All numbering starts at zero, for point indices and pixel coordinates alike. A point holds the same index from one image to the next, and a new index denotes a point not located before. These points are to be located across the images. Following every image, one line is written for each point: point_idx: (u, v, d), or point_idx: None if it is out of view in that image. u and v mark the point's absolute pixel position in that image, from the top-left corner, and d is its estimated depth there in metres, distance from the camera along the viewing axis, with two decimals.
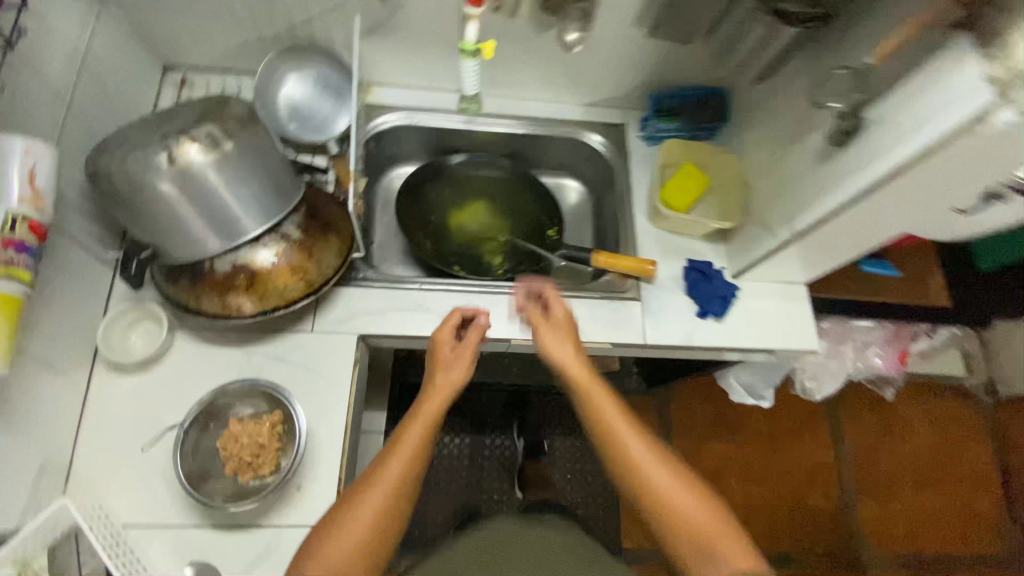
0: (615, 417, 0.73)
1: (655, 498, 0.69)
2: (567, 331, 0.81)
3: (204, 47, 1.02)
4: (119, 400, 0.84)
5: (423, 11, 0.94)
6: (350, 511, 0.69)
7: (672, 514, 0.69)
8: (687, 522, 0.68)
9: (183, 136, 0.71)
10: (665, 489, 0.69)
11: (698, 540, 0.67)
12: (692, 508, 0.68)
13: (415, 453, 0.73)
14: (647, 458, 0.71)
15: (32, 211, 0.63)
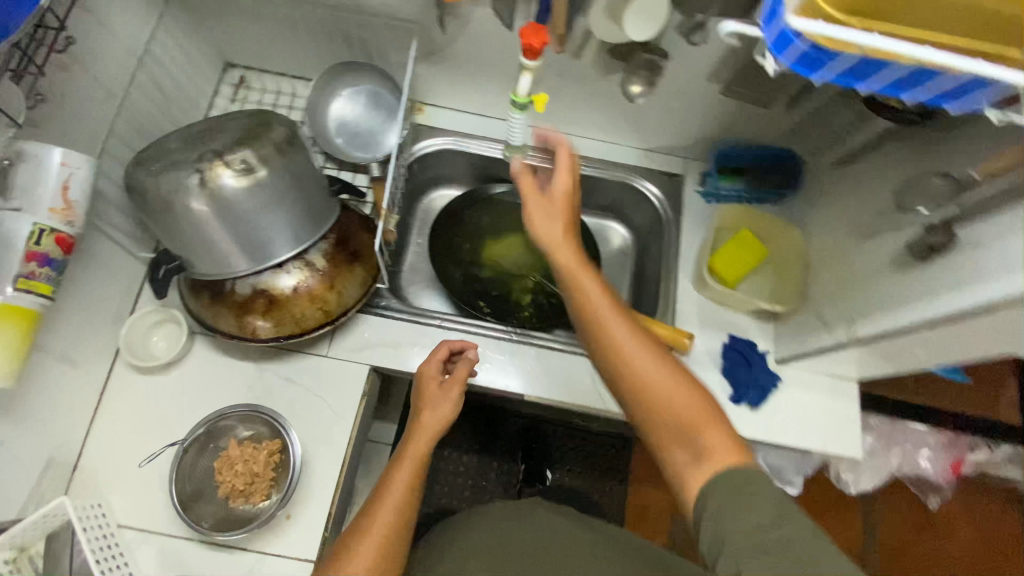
0: (606, 306, 0.64)
1: (642, 379, 0.60)
2: (563, 206, 0.71)
3: (263, 50, 1.01)
4: (131, 399, 0.85)
5: (483, 41, 0.89)
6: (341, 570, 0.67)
7: (664, 411, 0.58)
8: (682, 422, 0.57)
9: (217, 160, 0.70)
10: (652, 380, 0.60)
11: (692, 452, 0.56)
12: (675, 396, 0.58)
13: (401, 499, 0.72)
14: (629, 339, 0.62)
15: (60, 223, 0.64)
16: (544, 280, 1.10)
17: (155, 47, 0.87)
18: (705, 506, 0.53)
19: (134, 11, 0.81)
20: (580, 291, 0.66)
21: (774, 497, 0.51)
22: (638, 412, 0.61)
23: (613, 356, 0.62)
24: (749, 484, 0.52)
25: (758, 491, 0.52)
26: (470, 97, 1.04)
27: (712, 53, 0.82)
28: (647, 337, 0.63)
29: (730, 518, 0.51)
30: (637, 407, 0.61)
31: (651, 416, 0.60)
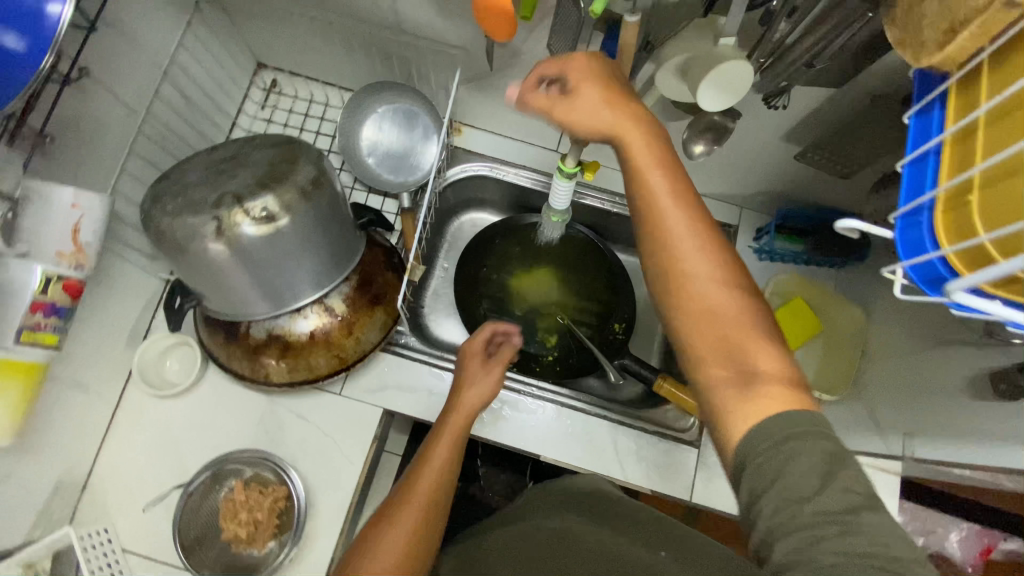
0: (671, 202, 0.54)
1: (696, 290, 0.52)
2: (607, 91, 0.56)
3: (296, 56, 0.95)
4: (140, 424, 0.83)
5: (533, 74, 0.81)
6: (377, 546, 0.66)
7: (719, 325, 0.51)
8: (733, 340, 0.50)
9: (237, 206, 0.65)
10: (707, 290, 0.52)
11: (737, 372, 0.48)
12: (724, 309, 0.51)
13: (437, 477, 0.72)
14: (691, 237, 0.53)
15: (69, 269, 0.60)
16: (575, 324, 1.02)
17: (182, 55, 0.81)
18: (752, 437, 0.45)
19: (160, 18, 0.75)
20: (644, 178, 0.55)
21: (827, 440, 0.43)
22: (684, 324, 0.53)
23: (671, 263, 0.53)
24: (802, 419, 0.44)
25: (808, 432, 0.43)
26: (513, 123, 0.96)
27: (791, 118, 0.72)
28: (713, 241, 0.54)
29: (768, 458, 0.43)
30: (682, 316, 0.53)
31: (700, 330, 0.52)
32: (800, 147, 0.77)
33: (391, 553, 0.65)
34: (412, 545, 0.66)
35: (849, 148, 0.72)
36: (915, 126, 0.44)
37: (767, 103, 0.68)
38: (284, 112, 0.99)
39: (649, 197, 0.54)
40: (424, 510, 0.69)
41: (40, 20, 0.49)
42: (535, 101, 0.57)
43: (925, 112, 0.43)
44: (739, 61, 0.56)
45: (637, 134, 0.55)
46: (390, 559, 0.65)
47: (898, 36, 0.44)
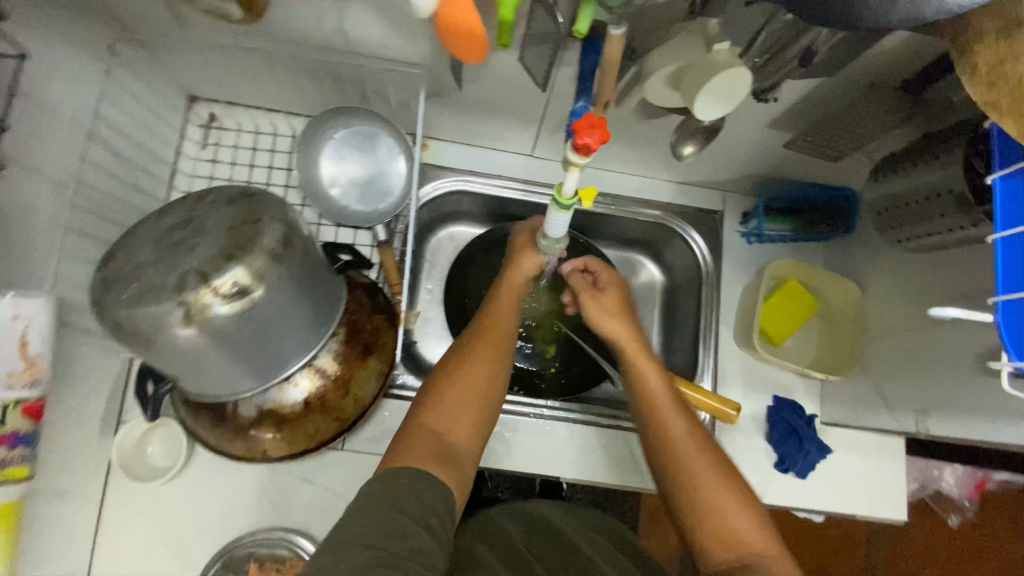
0: (660, 395, 0.68)
1: (698, 487, 0.60)
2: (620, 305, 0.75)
3: (233, 86, 0.85)
4: (133, 519, 0.76)
5: (503, 85, 0.75)
6: (461, 375, 0.63)
7: (720, 512, 0.59)
8: (730, 526, 0.58)
9: (203, 285, 0.58)
10: (707, 488, 0.60)
11: (734, 558, 0.57)
12: (730, 509, 0.59)
13: (509, 319, 0.70)
14: (684, 425, 0.65)
15: (25, 390, 0.53)
16: (571, 331, 0.97)
17: (106, 110, 0.71)
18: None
19: (71, 73, 0.65)
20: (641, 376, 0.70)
21: None
22: (697, 518, 0.60)
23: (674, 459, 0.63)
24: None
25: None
26: (483, 132, 0.90)
27: (782, 109, 0.69)
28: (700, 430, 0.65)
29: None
30: (688, 513, 0.60)
31: (703, 517, 0.59)
32: (790, 135, 0.74)
33: (475, 382, 0.63)
34: (495, 381, 0.64)
35: (843, 132, 0.69)
36: (999, 189, 0.51)
37: (758, 98, 0.64)
38: (230, 148, 0.90)
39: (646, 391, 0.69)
40: (501, 347, 0.67)
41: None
42: (577, 283, 0.78)
43: (1012, 176, 0.50)
44: (735, 67, 0.53)
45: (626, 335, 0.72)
46: (479, 385, 0.63)
47: (987, 97, 0.46)
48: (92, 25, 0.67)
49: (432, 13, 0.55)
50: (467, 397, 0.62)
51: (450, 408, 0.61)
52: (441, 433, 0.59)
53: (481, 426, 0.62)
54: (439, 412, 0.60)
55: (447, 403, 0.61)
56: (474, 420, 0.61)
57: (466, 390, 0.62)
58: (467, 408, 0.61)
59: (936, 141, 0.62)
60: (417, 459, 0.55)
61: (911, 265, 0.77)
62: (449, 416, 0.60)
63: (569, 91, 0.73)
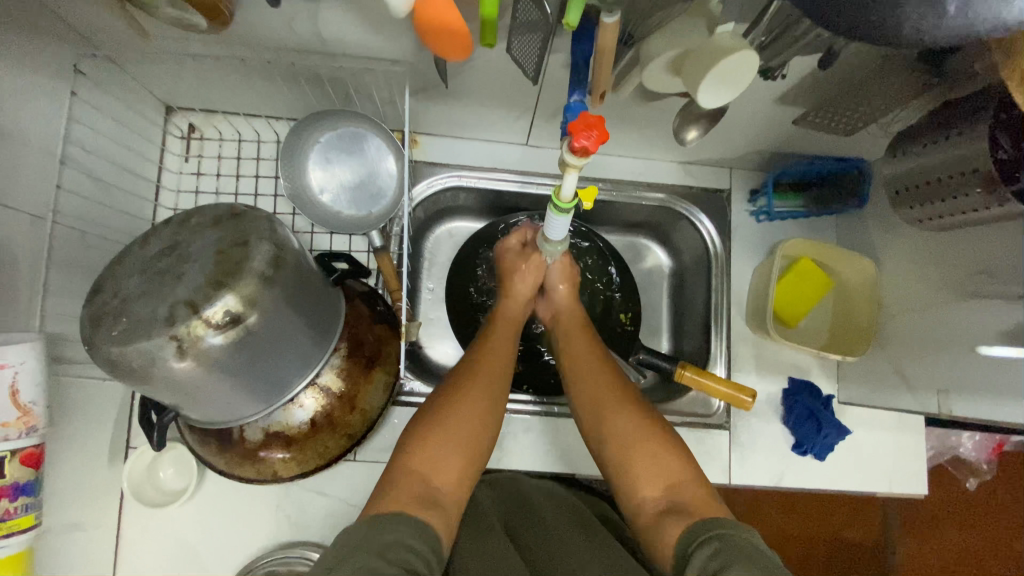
0: (589, 363, 0.72)
1: (623, 446, 0.63)
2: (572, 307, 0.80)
3: (210, 94, 0.81)
4: (151, 543, 0.76)
5: (491, 78, 0.71)
6: (446, 421, 0.61)
7: (647, 460, 0.61)
8: (660, 465, 0.61)
9: (194, 316, 0.56)
10: (635, 444, 0.62)
11: (665, 499, 0.59)
12: (656, 453, 0.61)
13: (501, 356, 0.70)
14: (616, 383, 0.69)
15: (21, 439, 0.52)
16: None
17: (78, 133, 0.68)
18: (689, 548, 0.52)
19: (37, 99, 0.62)
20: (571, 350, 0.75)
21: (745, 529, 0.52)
22: (627, 467, 0.62)
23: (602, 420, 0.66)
24: (726, 528, 0.52)
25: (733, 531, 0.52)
26: (474, 124, 0.86)
27: (789, 86, 0.65)
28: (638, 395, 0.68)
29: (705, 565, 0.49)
30: (620, 468, 0.63)
31: (634, 461, 0.62)
32: (800, 111, 0.70)
33: (467, 419, 0.62)
34: (483, 421, 0.63)
35: (856, 106, 0.65)
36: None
37: (765, 75, 0.60)
38: (213, 159, 0.87)
39: (577, 361, 0.73)
40: (486, 391, 0.65)
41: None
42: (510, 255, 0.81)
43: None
44: (744, 51, 0.49)
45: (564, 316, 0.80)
46: (466, 427, 0.61)
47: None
48: (54, 44, 0.63)
49: (408, 10, 0.51)
50: (452, 441, 0.60)
51: (435, 448, 0.59)
52: (427, 476, 0.57)
53: (467, 472, 0.60)
54: (423, 458, 0.58)
55: (432, 448, 0.59)
56: (458, 466, 0.59)
57: (452, 433, 0.60)
58: (449, 445, 0.60)
59: (954, 120, 0.59)
60: (400, 503, 0.53)
61: (929, 239, 0.74)
62: (433, 459, 0.59)
63: (562, 78, 0.69)
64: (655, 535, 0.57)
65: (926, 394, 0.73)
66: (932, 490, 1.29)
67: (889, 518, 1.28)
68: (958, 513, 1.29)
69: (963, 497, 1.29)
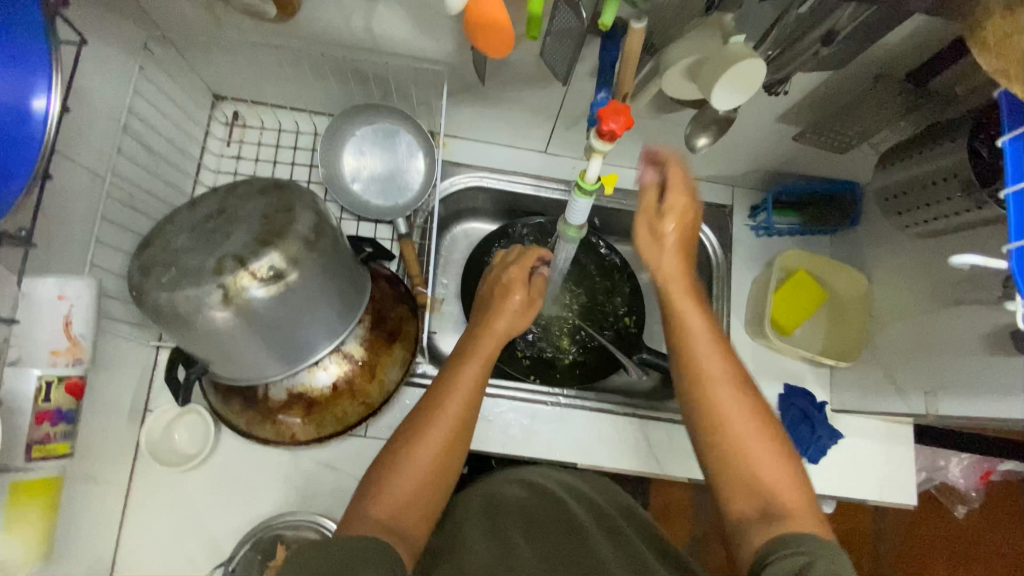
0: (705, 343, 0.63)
1: (730, 449, 0.58)
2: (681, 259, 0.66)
3: (259, 83, 0.88)
4: (162, 503, 0.78)
5: (519, 84, 0.78)
6: (405, 454, 0.61)
7: (739, 465, 0.57)
8: (754, 475, 0.56)
9: (241, 269, 0.60)
10: (742, 444, 0.57)
11: (760, 506, 0.55)
12: (762, 464, 0.56)
13: (470, 387, 0.66)
14: (725, 377, 0.61)
15: (68, 367, 0.55)
16: (585, 323, 0.99)
17: (138, 105, 0.74)
18: (768, 557, 0.50)
19: (111, 69, 0.68)
20: (683, 321, 0.64)
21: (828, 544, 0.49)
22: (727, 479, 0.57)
23: (706, 412, 0.60)
24: (817, 547, 0.49)
25: (823, 555, 0.48)
26: (497, 130, 0.93)
27: (789, 104, 0.72)
28: (750, 391, 0.60)
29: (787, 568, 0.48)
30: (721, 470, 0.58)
31: (728, 459, 0.58)
32: (798, 128, 0.77)
33: (425, 457, 0.61)
34: (447, 461, 0.62)
35: (848, 125, 0.73)
36: (1012, 153, 0.48)
37: (768, 91, 0.68)
38: (253, 145, 0.93)
39: (686, 340, 0.63)
40: (456, 428, 0.63)
41: (27, 122, 0.44)
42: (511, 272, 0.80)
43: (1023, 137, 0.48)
44: (751, 58, 0.54)
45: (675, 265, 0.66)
46: (425, 460, 0.61)
47: (996, 66, 0.46)
48: (131, 24, 0.70)
49: (460, 8, 0.59)
50: (411, 477, 0.60)
51: (405, 487, 0.60)
52: (392, 514, 0.58)
53: (432, 503, 0.61)
54: (400, 497, 0.59)
55: (396, 482, 0.60)
56: (424, 507, 0.61)
57: (410, 464, 0.61)
58: (421, 484, 0.61)
59: (938, 130, 0.65)
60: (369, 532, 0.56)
61: (916, 252, 0.79)
62: (403, 496, 0.60)
63: (587, 87, 0.77)
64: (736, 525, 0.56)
65: (915, 396, 0.77)
66: (922, 520, 1.31)
67: (880, 548, 1.30)
68: (950, 547, 1.30)
69: (950, 529, 1.30)
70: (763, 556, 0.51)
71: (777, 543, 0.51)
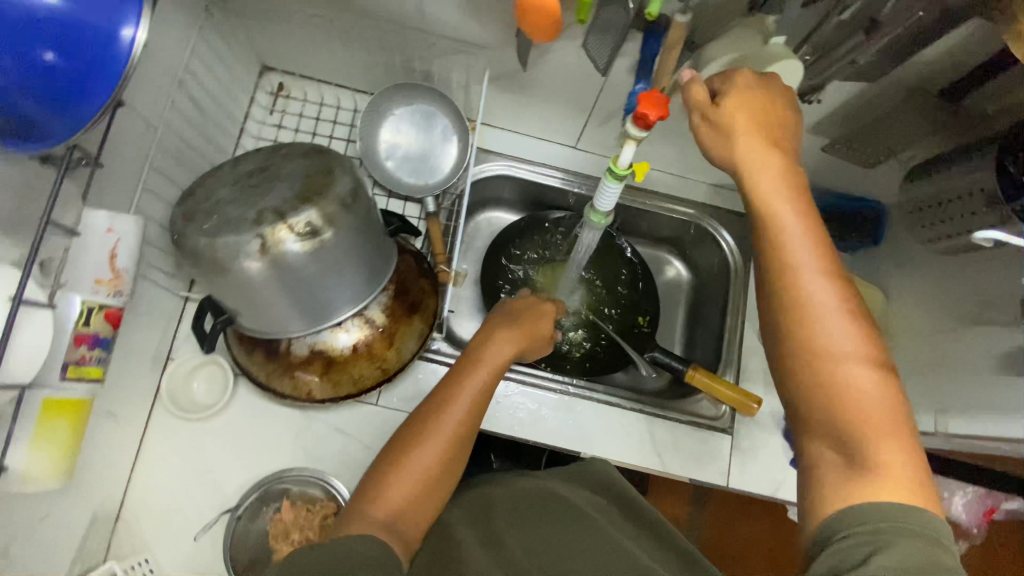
0: (806, 249, 0.51)
1: (829, 386, 0.48)
2: (766, 134, 0.54)
3: (307, 57, 0.91)
4: (174, 450, 0.80)
5: (559, 75, 0.81)
6: (403, 459, 0.61)
7: (840, 423, 0.47)
8: (854, 421, 0.46)
9: (279, 222, 0.62)
10: (837, 372, 0.48)
11: (851, 457, 0.46)
12: (864, 396, 0.47)
13: (473, 396, 0.65)
14: (819, 276, 0.51)
15: (108, 297, 0.57)
16: (599, 318, 1.01)
17: (194, 64, 0.77)
18: (837, 532, 0.44)
19: (174, 27, 0.71)
20: (788, 252, 0.51)
21: (915, 531, 0.42)
22: (811, 411, 0.49)
23: (799, 342, 0.50)
24: (900, 521, 0.42)
25: (905, 533, 0.42)
26: (531, 121, 0.95)
27: (823, 114, 0.74)
28: (868, 340, 0.49)
29: (851, 550, 0.43)
30: (812, 409, 0.49)
31: (829, 419, 0.48)
32: (828, 139, 0.78)
33: (422, 463, 0.61)
34: (444, 468, 0.62)
35: (879, 138, 0.74)
36: None
37: (803, 99, 0.69)
38: (295, 116, 0.96)
39: (800, 281, 0.50)
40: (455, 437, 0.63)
41: (112, 46, 0.47)
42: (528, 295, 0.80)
43: None
44: (791, 58, 0.58)
45: (775, 177, 0.53)
46: (421, 466, 0.61)
47: None
48: None
49: None
50: (406, 481, 0.60)
51: (399, 492, 0.60)
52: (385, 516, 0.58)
53: (427, 507, 0.61)
54: (394, 501, 0.59)
55: (391, 485, 0.60)
56: (417, 510, 0.60)
57: (405, 469, 0.61)
58: (416, 490, 0.60)
59: (970, 148, 0.66)
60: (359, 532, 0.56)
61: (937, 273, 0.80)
62: (397, 499, 0.59)
63: (625, 84, 0.79)
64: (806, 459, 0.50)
65: (924, 414, 0.77)
66: None
67: None
68: None
69: None
70: (824, 530, 0.45)
71: (843, 516, 0.45)
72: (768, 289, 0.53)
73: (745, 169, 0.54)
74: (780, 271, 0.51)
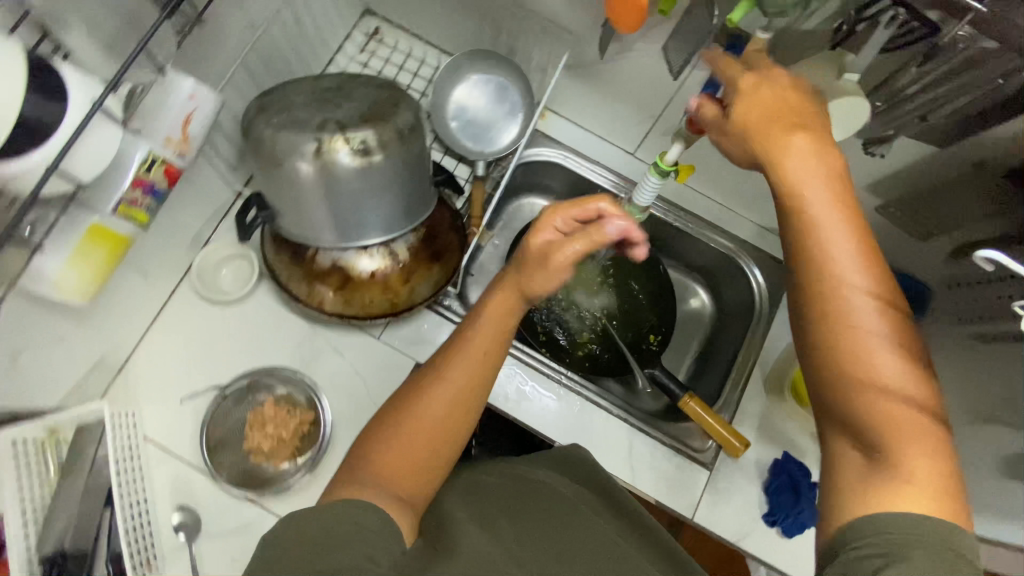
0: (851, 261, 0.50)
1: (863, 402, 0.49)
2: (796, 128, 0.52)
3: (408, 8, 0.97)
4: (187, 325, 0.85)
5: (633, 75, 0.83)
6: (410, 412, 0.61)
7: (872, 436, 0.48)
8: (886, 432, 0.47)
9: (339, 133, 0.67)
10: (873, 393, 0.48)
11: (876, 466, 0.47)
12: (898, 409, 0.48)
13: (482, 348, 0.64)
14: (866, 292, 0.50)
15: (173, 155, 0.62)
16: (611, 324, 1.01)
17: None
18: (849, 543, 0.45)
19: None
20: (828, 263, 0.51)
21: (942, 548, 0.42)
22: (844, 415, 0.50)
23: (830, 355, 0.51)
24: (922, 536, 0.43)
25: (923, 546, 0.43)
26: (596, 119, 0.98)
27: (884, 170, 0.73)
28: (911, 361, 0.49)
29: (864, 561, 0.44)
30: (842, 410, 0.50)
31: (863, 428, 0.48)
32: (883, 200, 0.78)
33: (432, 413, 0.61)
34: (453, 418, 0.62)
35: (935, 210, 0.73)
36: None
37: (866, 150, 0.71)
38: (381, 60, 1.02)
39: (842, 298, 0.50)
40: (466, 390, 0.62)
41: None
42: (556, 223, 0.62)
43: None
44: (857, 98, 0.59)
45: (825, 188, 0.51)
46: (431, 416, 0.61)
47: None
48: None
49: None
50: (416, 434, 0.60)
51: (405, 445, 0.59)
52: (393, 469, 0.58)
53: (437, 456, 0.61)
54: (404, 452, 0.59)
55: (401, 439, 0.60)
56: (424, 458, 0.60)
57: (412, 424, 0.60)
58: (426, 442, 0.60)
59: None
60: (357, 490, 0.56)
61: None
62: (405, 450, 0.59)
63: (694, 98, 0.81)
64: (828, 457, 0.52)
65: None
66: None
67: None
68: None
69: None
70: (839, 542, 0.46)
71: (859, 532, 0.45)
72: (806, 298, 0.52)
73: (778, 166, 0.53)
74: (820, 281, 0.51)
